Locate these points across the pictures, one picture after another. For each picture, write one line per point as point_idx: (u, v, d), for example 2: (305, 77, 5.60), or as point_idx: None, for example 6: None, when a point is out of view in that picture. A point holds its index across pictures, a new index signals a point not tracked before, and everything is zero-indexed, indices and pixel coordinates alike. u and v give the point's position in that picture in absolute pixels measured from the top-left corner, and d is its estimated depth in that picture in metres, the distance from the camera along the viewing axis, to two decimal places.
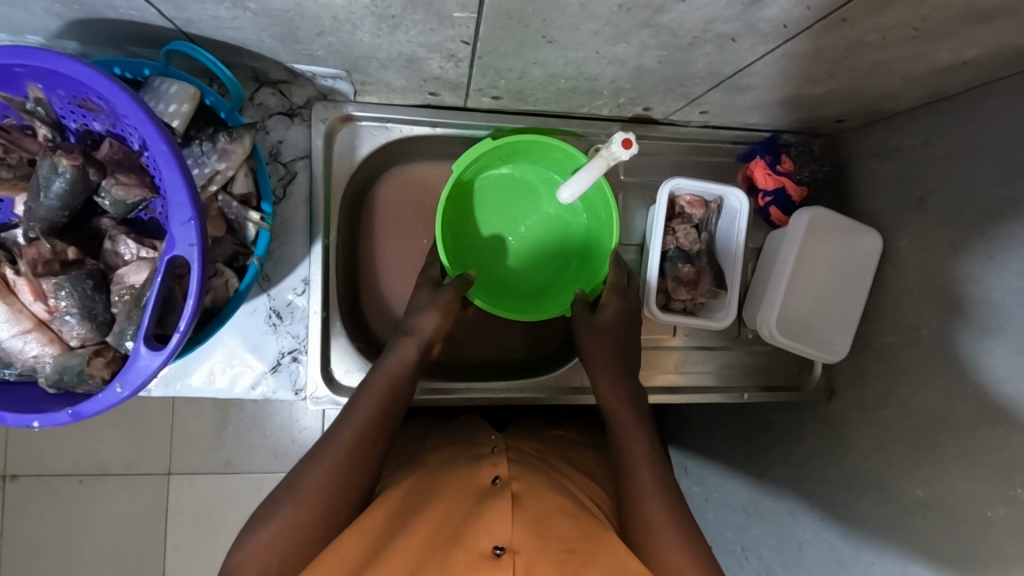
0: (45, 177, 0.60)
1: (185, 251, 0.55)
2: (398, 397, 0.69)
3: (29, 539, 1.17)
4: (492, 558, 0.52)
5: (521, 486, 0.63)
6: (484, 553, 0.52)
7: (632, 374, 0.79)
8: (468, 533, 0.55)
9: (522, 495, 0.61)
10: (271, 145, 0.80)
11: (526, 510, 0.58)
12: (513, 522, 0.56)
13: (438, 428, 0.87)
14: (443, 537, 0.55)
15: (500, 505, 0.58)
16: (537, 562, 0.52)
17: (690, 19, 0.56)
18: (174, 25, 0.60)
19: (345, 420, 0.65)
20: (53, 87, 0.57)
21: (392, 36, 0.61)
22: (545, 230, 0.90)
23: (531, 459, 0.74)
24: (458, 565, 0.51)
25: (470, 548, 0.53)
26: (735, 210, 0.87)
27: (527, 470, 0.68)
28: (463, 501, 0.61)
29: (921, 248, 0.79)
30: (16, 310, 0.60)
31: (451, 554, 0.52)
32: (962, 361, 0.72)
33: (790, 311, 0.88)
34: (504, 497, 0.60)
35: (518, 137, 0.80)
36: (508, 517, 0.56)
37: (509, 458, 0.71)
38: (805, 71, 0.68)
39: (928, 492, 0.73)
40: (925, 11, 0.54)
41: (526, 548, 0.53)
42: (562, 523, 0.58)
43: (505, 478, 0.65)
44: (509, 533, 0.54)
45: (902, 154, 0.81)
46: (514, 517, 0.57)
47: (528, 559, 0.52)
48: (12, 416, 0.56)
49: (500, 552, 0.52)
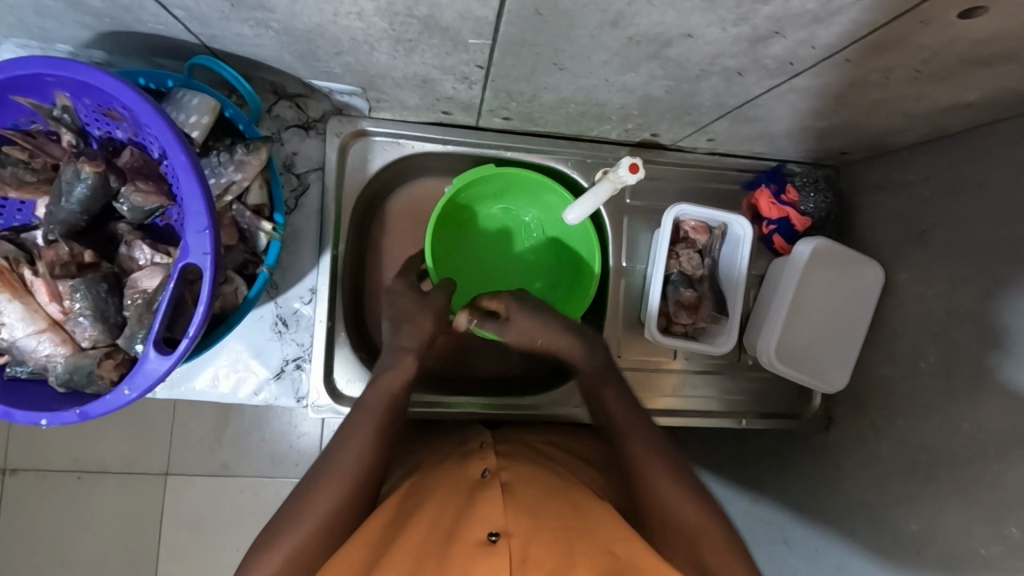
0: (67, 182, 0.62)
1: (198, 259, 0.57)
2: (392, 416, 0.68)
3: (25, 534, 1.17)
4: (485, 546, 0.54)
5: (510, 476, 0.65)
6: (477, 542, 0.54)
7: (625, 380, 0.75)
8: (462, 525, 0.56)
9: (514, 487, 0.62)
10: (286, 157, 0.82)
11: (515, 499, 0.60)
12: (506, 509, 0.58)
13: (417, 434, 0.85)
14: (439, 535, 0.57)
15: (491, 495, 0.60)
16: (531, 544, 0.54)
17: (697, 53, 0.58)
18: (199, 40, 0.63)
19: (344, 443, 0.65)
20: (80, 95, 0.59)
21: (408, 58, 0.63)
22: (529, 272, 0.94)
23: (521, 449, 0.73)
24: (455, 559, 0.53)
25: (464, 539, 0.55)
26: (739, 237, 0.88)
27: (518, 462, 0.69)
28: (455, 496, 0.62)
29: (921, 282, 0.80)
30: (31, 310, 0.61)
31: (448, 550, 0.54)
32: (959, 397, 0.72)
33: (791, 341, 0.88)
34: (494, 487, 0.61)
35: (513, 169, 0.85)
36: (498, 506, 0.58)
37: (497, 451, 0.71)
38: (811, 106, 0.70)
39: (922, 527, 0.73)
40: (926, 55, 0.56)
41: (519, 531, 0.55)
42: (551, 505, 0.60)
43: (494, 469, 0.66)
44: (501, 519, 0.56)
45: (904, 189, 0.82)
46: (507, 507, 0.58)
47: (522, 540, 0.54)
48: (21, 413, 0.57)
49: (494, 538, 0.54)
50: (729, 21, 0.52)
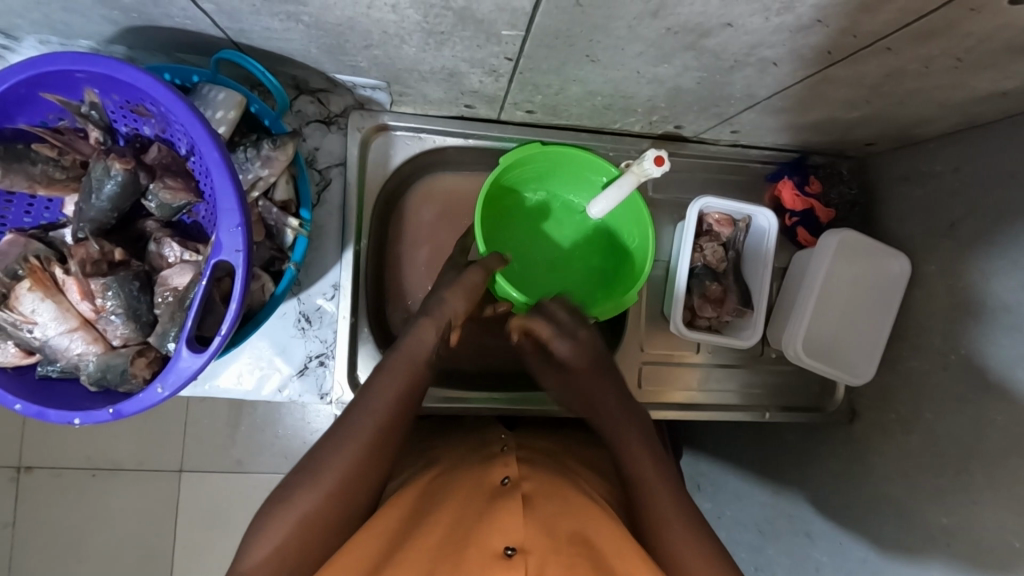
0: (97, 179, 0.62)
1: (231, 256, 0.56)
2: (407, 397, 0.64)
3: (40, 532, 1.17)
4: (503, 558, 0.50)
5: (531, 486, 0.62)
6: (495, 552, 0.51)
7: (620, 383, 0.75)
8: (479, 530, 0.54)
9: (534, 496, 0.60)
10: (308, 152, 0.81)
11: (536, 511, 0.57)
12: (525, 522, 0.54)
13: (427, 434, 0.84)
14: (455, 538, 0.54)
15: (510, 506, 0.57)
16: (549, 561, 0.51)
17: (735, 43, 0.57)
18: (226, 34, 0.62)
19: (331, 442, 0.59)
20: (108, 91, 0.58)
21: (437, 51, 0.62)
22: (565, 257, 0.88)
23: (542, 458, 0.73)
24: (469, 565, 0.50)
25: (481, 546, 0.52)
26: (764, 229, 0.87)
27: (538, 472, 0.67)
28: (473, 499, 0.61)
29: (951, 273, 0.79)
30: (63, 308, 0.61)
31: (465, 554, 0.51)
32: (991, 389, 0.71)
33: (816, 333, 0.88)
34: (514, 496, 0.59)
35: (564, 148, 0.79)
36: (517, 515, 0.55)
37: (520, 458, 0.70)
38: (842, 96, 0.69)
39: (953, 519, 0.73)
40: (970, 42, 0.55)
41: (537, 548, 0.52)
42: (572, 522, 0.58)
43: (515, 478, 0.63)
44: (519, 533, 0.53)
45: (931, 179, 0.81)
46: (526, 518, 0.55)
47: (540, 558, 0.51)
48: (55, 412, 0.57)
49: (511, 553, 0.51)
50: (772, 10, 0.51)
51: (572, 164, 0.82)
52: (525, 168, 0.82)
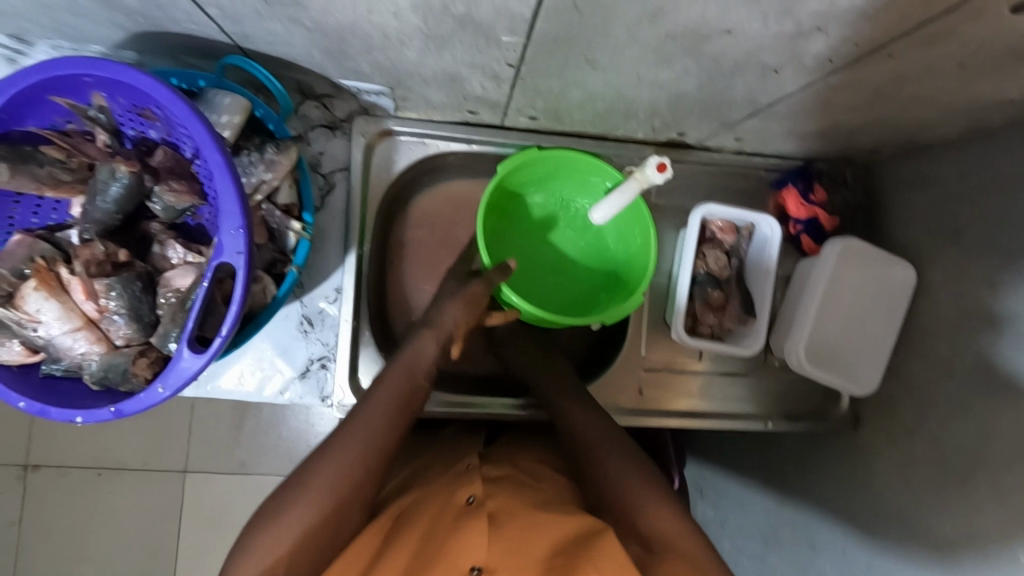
0: (103, 181, 0.63)
1: (232, 258, 0.57)
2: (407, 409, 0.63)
3: (46, 531, 1.18)
4: None
5: (496, 504, 0.62)
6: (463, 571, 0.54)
7: (593, 404, 0.77)
8: (446, 551, 0.56)
9: (499, 512, 0.61)
10: (312, 156, 0.82)
11: (503, 529, 0.58)
12: (490, 542, 0.56)
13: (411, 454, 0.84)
14: (424, 560, 0.56)
15: (476, 523, 0.58)
16: None
17: (736, 49, 0.57)
18: (232, 39, 0.63)
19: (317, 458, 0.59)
20: (115, 95, 0.59)
21: (438, 56, 0.63)
22: (565, 261, 0.88)
23: (513, 471, 0.72)
24: None
25: (450, 564, 0.54)
26: (766, 238, 0.87)
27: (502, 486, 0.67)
28: (441, 514, 0.62)
29: (956, 280, 0.78)
30: (68, 308, 0.62)
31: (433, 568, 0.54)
32: (996, 399, 0.71)
33: (818, 342, 0.87)
34: (478, 516, 0.59)
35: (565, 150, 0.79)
36: (482, 535, 0.56)
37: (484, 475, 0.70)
38: (845, 102, 0.68)
39: (958, 529, 0.72)
40: (972, 48, 0.54)
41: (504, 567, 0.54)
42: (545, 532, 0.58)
43: (480, 496, 0.63)
44: (483, 552, 0.55)
45: (937, 185, 0.81)
46: (492, 536, 0.57)
47: None
48: (57, 410, 0.58)
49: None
50: (771, 15, 0.51)
51: (574, 168, 0.83)
52: (528, 172, 0.82)
